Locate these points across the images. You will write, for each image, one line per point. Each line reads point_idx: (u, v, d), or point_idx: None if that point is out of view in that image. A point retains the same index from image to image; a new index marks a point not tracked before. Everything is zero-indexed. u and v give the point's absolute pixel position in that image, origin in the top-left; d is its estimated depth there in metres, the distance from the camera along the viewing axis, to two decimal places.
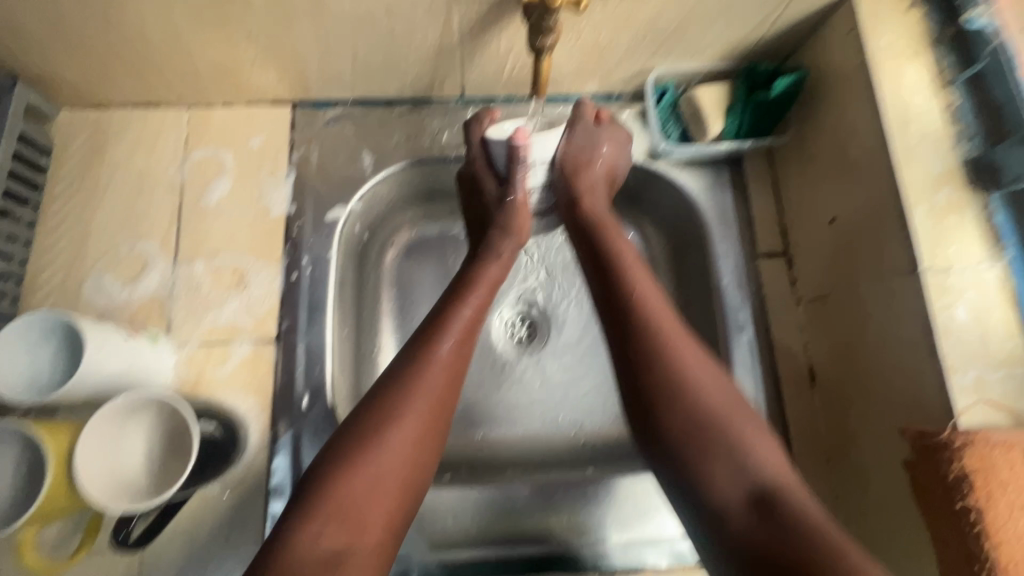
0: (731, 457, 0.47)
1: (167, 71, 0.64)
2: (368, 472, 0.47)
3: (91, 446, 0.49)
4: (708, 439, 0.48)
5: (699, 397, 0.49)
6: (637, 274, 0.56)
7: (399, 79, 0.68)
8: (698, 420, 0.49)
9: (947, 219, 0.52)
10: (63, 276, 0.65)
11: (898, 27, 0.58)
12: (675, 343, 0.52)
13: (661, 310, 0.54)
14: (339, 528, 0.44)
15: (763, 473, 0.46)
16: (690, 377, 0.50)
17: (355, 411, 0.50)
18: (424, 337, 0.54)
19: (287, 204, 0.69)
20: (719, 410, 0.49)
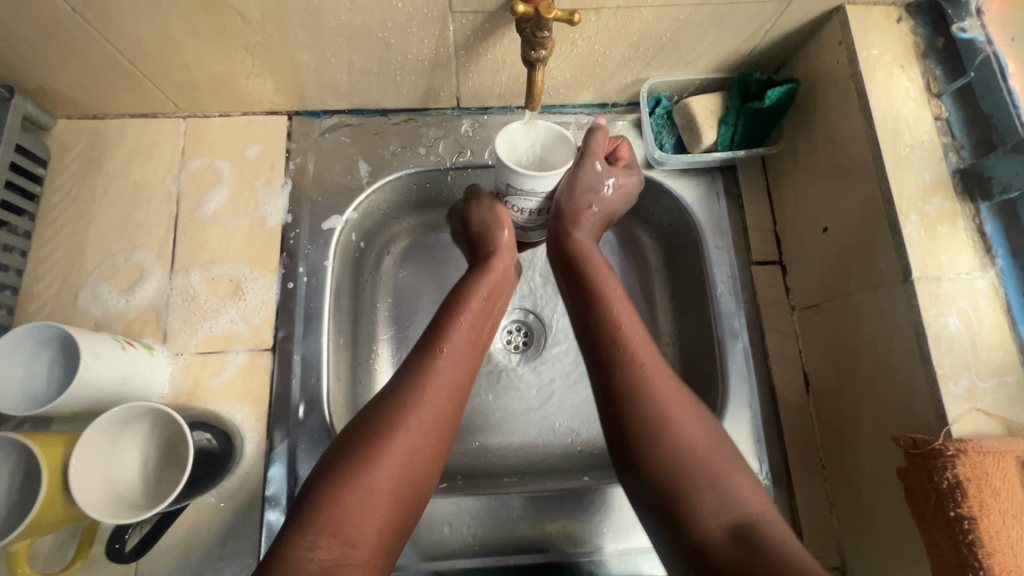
0: (713, 489, 0.48)
1: (164, 82, 0.64)
2: (368, 496, 0.48)
3: (86, 457, 0.48)
4: (690, 474, 0.49)
5: (684, 432, 0.51)
6: (620, 309, 0.59)
7: (395, 89, 0.68)
8: (681, 455, 0.50)
9: (938, 228, 0.53)
10: (59, 286, 0.65)
11: (888, 39, 0.58)
12: (660, 379, 0.54)
13: (647, 345, 0.56)
14: (333, 543, 0.45)
15: (742, 507, 0.48)
16: (675, 413, 0.52)
17: (354, 421, 0.52)
18: (431, 373, 0.55)
19: (283, 214, 0.69)
20: (701, 445, 0.51)
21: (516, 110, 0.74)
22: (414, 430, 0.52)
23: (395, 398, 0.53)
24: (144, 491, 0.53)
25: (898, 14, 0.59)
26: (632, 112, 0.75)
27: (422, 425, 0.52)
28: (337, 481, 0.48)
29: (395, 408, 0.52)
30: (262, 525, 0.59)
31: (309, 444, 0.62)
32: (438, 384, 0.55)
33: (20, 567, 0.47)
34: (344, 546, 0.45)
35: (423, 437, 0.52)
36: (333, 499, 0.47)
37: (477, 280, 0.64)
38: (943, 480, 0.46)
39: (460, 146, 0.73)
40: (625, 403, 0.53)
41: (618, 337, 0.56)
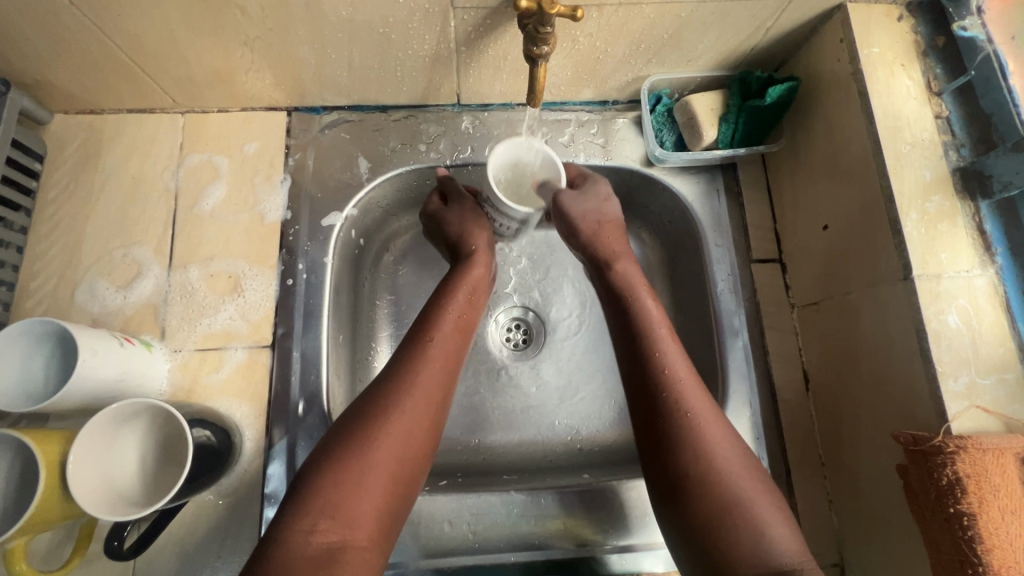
0: (751, 534, 0.47)
1: (162, 76, 0.64)
2: (368, 486, 0.47)
3: (83, 453, 0.48)
4: (732, 519, 0.48)
5: (723, 475, 0.50)
6: (668, 350, 0.58)
7: (396, 85, 0.68)
8: (723, 496, 0.49)
9: (938, 226, 0.53)
10: (56, 282, 0.64)
11: (889, 37, 0.59)
12: (703, 421, 0.53)
13: (693, 387, 0.55)
14: (332, 525, 0.45)
15: (783, 551, 0.46)
16: (714, 454, 0.51)
17: (352, 407, 0.52)
18: (424, 367, 0.56)
19: (282, 210, 0.69)
20: (742, 489, 0.50)
21: (517, 107, 0.74)
22: (411, 430, 0.52)
23: (389, 389, 0.53)
24: (142, 488, 0.53)
25: (899, 12, 0.59)
26: (632, 110, 0.75)
27: (418, 434, 0.52)
28: (339, 466, 0.48)
29: (394, 400, 0.52)
30: (262, 523, 0.59)
31: (309, 441, 0.62)
32: (435, 396, 0.55)
33: (17, 564, 0.46)
34: (343, 530, 0.45)
35: (422, 433, 0.52)
36: (334, 484, 0.47)
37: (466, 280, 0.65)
38: (942, 477, 0.46)
39: (460, 143, 0.73)
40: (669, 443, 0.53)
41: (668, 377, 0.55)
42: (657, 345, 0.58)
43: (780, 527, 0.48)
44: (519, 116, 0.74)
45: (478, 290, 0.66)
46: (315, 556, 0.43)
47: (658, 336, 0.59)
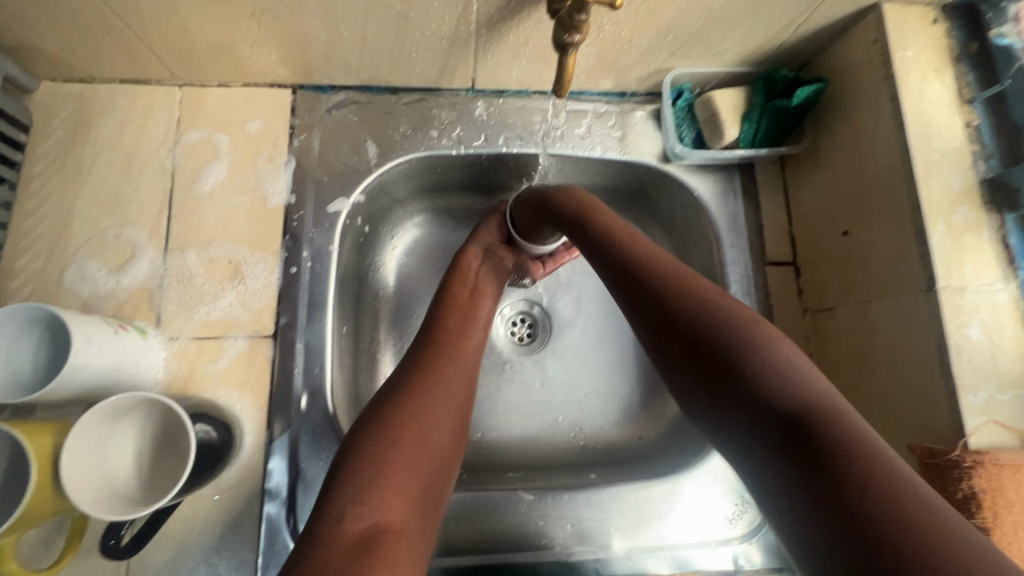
0: (760, 373, 0.40)
1: (160, 46, 0.59)
2: (397, 467, 0.46)
3: (76, 451, 0.46)
4: (732, 362, 0.41)
5: (718, 318, 0.43)
6: (627, 237, 0.53)
7: (409, 66, 0.65)
8: (712, 336, 0.43)
9: (964, 238, 0.52)
10: (43, 263, 0.60)
11: (923, 41, 0.57)
12: (690, 283, 0.47)
13: (646, 248, 0.52)
14: (368, 510, 0.42)
15: (800, 389, 0.38)
16: (719, 306, 0.44)
17: (383, 394, 0.51)
18: (452, 355, 0.57)
19: (285, 194, 0.66)
20: (736, 326, 0.43)
21: (533, 94, 0.71)
22: (432, 405, 0.51)
23: (408, 377, 0.53)
24: (138, 479, 0.50)
25: (934, 15, 0.58)
26: (650, 103, 0.73)
27: (436, 404, 0.51)
28: (366, 452, 0.46)
29: (411, 384, 0.52)
30: (262, 519, 0.57)
31: (311, 435, 0.60)
32: (443, 369, 0.55)
33: (6, 564, 0.44)
34: (378, 513, 0.43)
35: (451, 415, 0.52)
36: (365, 469, 0.45)
37: (484, 276, 0.67)
38: (958, 491, 0.47)
39: (473, 131, 0.70)
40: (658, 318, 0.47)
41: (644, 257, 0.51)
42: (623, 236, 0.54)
43: (801, 371, 0.39)
44: (535, 104, 0.71)
45: (480, 290, 0.66)
46: (353, 542, 0.40)
47: (620, 232, 0.54)
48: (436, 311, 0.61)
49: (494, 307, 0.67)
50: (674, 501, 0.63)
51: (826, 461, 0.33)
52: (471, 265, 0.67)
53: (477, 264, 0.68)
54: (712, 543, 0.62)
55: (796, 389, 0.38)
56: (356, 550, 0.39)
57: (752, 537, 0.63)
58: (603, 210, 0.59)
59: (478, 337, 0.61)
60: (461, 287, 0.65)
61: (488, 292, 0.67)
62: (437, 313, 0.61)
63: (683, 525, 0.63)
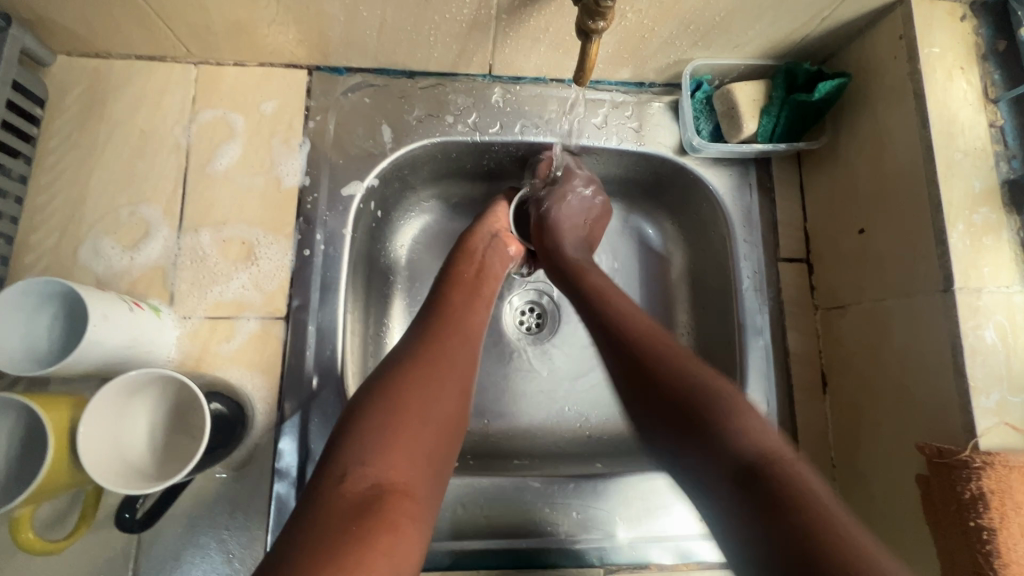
0: (726, 429, 0.45)
1: (177, 23, 0.59)
2: (404, 430, 0.46)
3: (93, 426, 0.46)
4: (702, 411, 0.46)
5: (699, 387, 0.48)
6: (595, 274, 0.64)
7: (426, 50, 0.64)
8: (658, 357, 0.52)
9: (983, 239, 0.52)
10: (58, 238, 0.61)
11: (951, 38, 0.56)
12: (688, 366, 0.50)
13: (603, 282, 0.62)
14: (368, 472, 0.42)
15: (756, 443, 0.43)
16: (709, 389, 0.48)
17: (387, 361, 0.52)
18: (457, 324, 0.57)
19: (300, 176, 0.66)
20: (691, 380, 0.49)
21: (550, 81, 0.70)
22: (438, 372, 0.51)
23: (415, 346, 0.53)
24: (151, 457, 0.51)
25: (963, 12, 0.57)
26: (668, 94, 0.72)
27: (440, 370, 0.51)
28: (372, 415, 0.46)
29: (416, 352, 0.52)
30: (271, 498, 0.58)
31: (322, 416, 0.60)
32: (447, 337, 0.55)
33: (23, 533, 0.45)
34: (379, 475, 0.43)
35: (455, 381, 0.51)
36: (372, 428, 0.45)
37: (484, 253, 0.67)
38: (966, 491, 0.47)
39: (489, 118, 0.70)
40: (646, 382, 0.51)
41: (655, 342, 0.53)
42: (640, 329, 0.55)
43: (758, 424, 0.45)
44: (551, 91, 0.70)
45: (487, 269, 0.66)
46: (352, 504, 0.40)
47: (635, 321, 0.56)
48: (442, 285, 0.62)
49: (499, 288, 0.66)
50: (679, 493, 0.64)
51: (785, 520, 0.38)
52: (478, 245, 0.67)
53: (473, 240, 0.67)
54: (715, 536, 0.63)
55: (760, 445, 0.43)
56: (355, 511, 0.40)
57: None
58: (616, 293, 0.60)
59: (482, 314, 0.61)
60: (467, 264, 0.64)
61: (493, 270, 0.66)
62: (443, 287, 0.61)
63: (688, 517, 0.63)
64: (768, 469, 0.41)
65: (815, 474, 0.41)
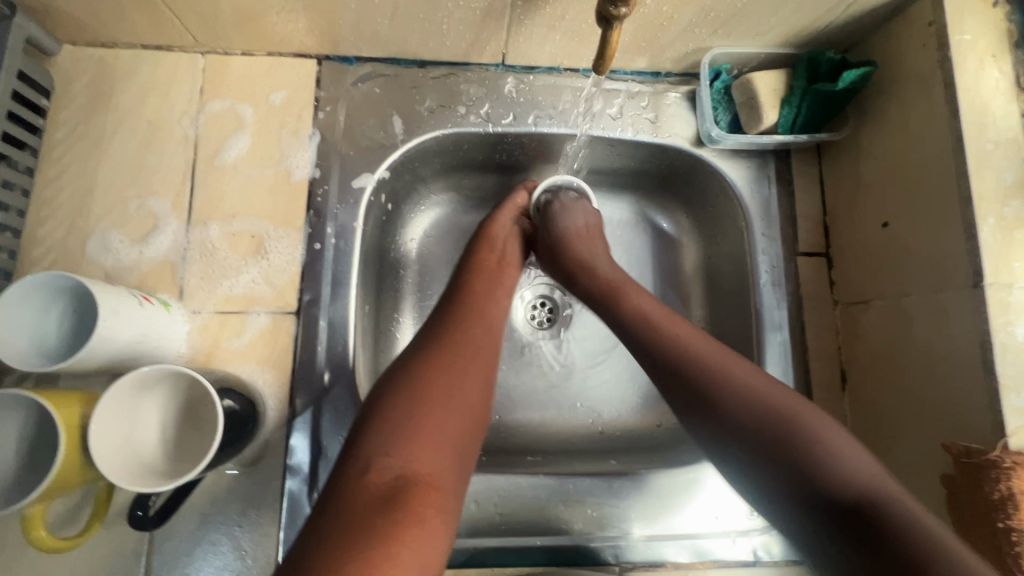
0: (817, 457, 0.42)
1: (185, 11, 0.57)
2: (427, 420, 0.45)
3: (104, 423, 0.45)
4: (790, 442, 0.44)
5: (769, 414, 0.45)
6: (635, 293, 0.58)
7: (438, 38, 0.63)
8: (721, 382, 0.47)
9: (1015, 233, 0.50)
10: (66, 231, 0.60)
11: (982, 24, 0.54)
12: (753, 391, 0.46)
13: (641, 299, 0.57)
14: (391, 463, 0.42)
15: (851, 474, 0.41)
16: (788, 416, 0.45)
17: (408, 350, 0.51)
18: (479, 311, 0.56)
19: (310, 168, 0.64)
20: (765, 406, 0.45)
21: (564, 72, 0.69)
22: (463, 361, 0.50)
23: (434, 335, 0.52)
24: (163, 454, 0.50)
25: None
26: (685, 84, 0.70)
27: (463, 358, 0.50)
28: (393, 404, 0.45)
29: (437, 340, 0.51)
30: (284, 494, 0.57)
31: (334, 412, 0.60)
32: (470, 325, 0.54)
33: (35, 530, 0.44)
34: (402, 465, 0.42)
35: (479, 370, 0.50)
36: (395, 418, 0.44)
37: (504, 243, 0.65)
38: (994, 491, 0.46)
39: (503, 109, 0.68)
40: (714, 414, 0.47)
41: (715, 365, 0.49)
42: (693, 350, 0.50)
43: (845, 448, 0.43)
44: (566, 82, 0.69)
45: (508, 258, 0.64)
46: (374, 496, 0.39)
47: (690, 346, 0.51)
48: (462, 276, 0.61)
49: (518, 277, 0.65)
50: (695, 490, 0.63)
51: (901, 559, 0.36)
52: (499, 233, 0.66)
53: (492, 229, 0.66)
54: (732, 534, 0.62)
55: (854, 475, 0.41)
56: (378, 503, 0.39)
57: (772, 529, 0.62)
58: (659, 314, 0.55)
59: (504, 302, 0.60)
60: (488, 253, 0.63)
61: (512, 259, 0.65)
62: (463, 278, 0.60)
63: (704, 514, 0.62)
64: (870, 506, 0.39)
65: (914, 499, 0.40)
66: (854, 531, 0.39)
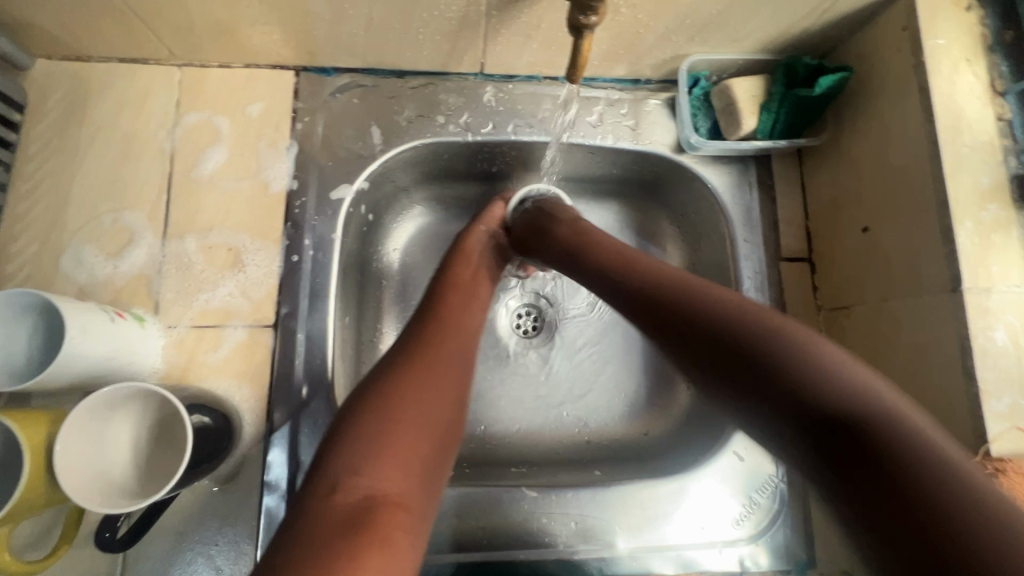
0: (794, 370, 0.37)
1: (158, 24, 0.57)
2: (397, 438, 0.44)
3: (71, 447, 0.44)
4: (763, 356, 0.39)
5: (745, 327, 0.41)
6: (621, 248, 0.55)
7: (415, 48, 0.62)
8: (693, 310, 0.45)
9: (992, 236, 0.50)
10: (39, 246, 0.59)
11: (956, 29, 0.54)
12: (726, 312, 0.43)
13: (622, 248, 0.55)
14: (359, 483, 0.41)
15: (834, 383, 0.36)
16: (765, 328, 0.41)
17: (380, 365, 0.50)
18: (451, 323, 0.56)
19: (288, 180, 0.64)
20: (734, 324, 0.42)
21: (544, 80, 0.69)
22: (434, 377, 0.49)
23: (408, 349, 0.51)
24: (133, 475, 0.49)
25: (969, 2, 0.55)
26: (665, 91, 0.70)
27: (437, 375, 0.49)
28: (364, 421, 0.44)
29: (410, 354, 0.51)
30: (261, 511, 0.56)
31: (312, 426, 0.59)
32: (443, 340, 0.53)
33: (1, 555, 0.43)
34: (372, 486, 0.41)
35: (451, 388, 0.50)
36: (363, 436, 0.43)
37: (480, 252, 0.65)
38: None
39: (482, 117, 0.68)
40: (693, 341, 0.44)
41: (681, 291, 0.47)
42: (666, 285, 0.48)
43: (836, 357, 0.37)
44: (545, 90, 0.69)
45: (483, 272, 0.64)
46: (343, 516, 0.38)
47: (719, 300, 0.44)
48: (437, 289, 0.60)
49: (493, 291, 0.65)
50: (680, 500, 0.62)
51: (877, 462, 0.31)
52: (474, 245, 0.65)
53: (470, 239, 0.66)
54: (718, 544, 0.61)
55: (842, 385, 0.36)
56: (346, 523, 0.38)
57: (759, 539, 0.62)
58: (641, 259, 0.52)
59: (478, 317, 0.59)
60: (464, 266, 0.63)
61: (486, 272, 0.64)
62: (438, 291, 0.59)
63: (690, 525, 0.61)
64: (853, 417, 0.34)
65: (915, 411, 0.34)
66: (833, 447, 0.33)
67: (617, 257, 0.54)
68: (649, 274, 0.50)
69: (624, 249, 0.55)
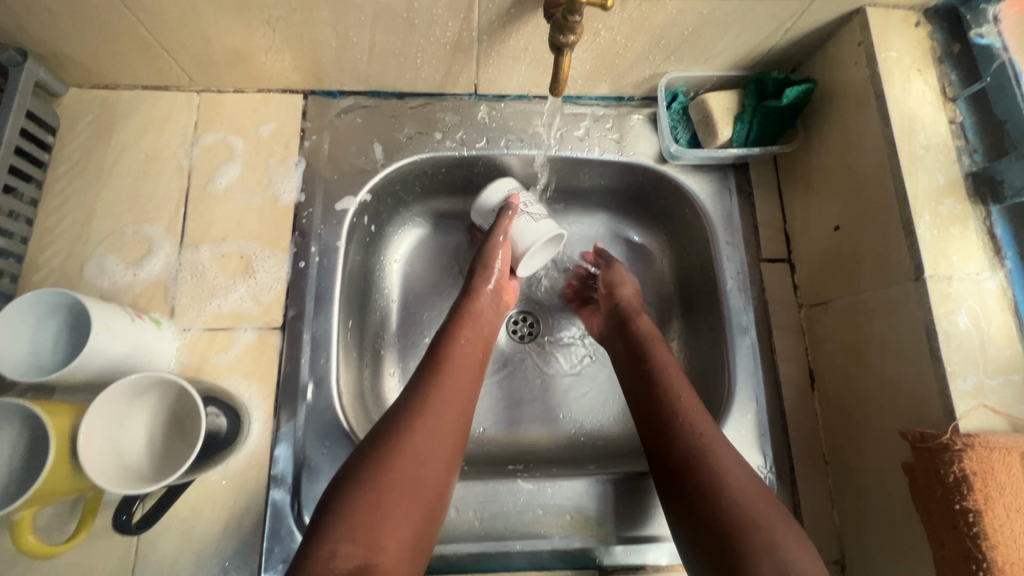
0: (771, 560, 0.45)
1: (180, 53, 0.63)
2: (389, 515, 0.47)
3: (95, 425, 0.48)
4: (745, 538, 0.47)
5: (739, 495, 0.49)
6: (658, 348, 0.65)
7: (414, 71, 0.68)
8: (691, 446, 0.53)
9: (950, 228, 0.54)
10: (65, 256, 0.64)
11: (907, 42, 0.59)
12: (720, 456, 0.52)
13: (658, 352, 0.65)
14: (354, 550, 0.45)
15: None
16: (747, 500, 0.49)
17: (376, 429, 0.53)
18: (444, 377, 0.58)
19: (296, 193, 0.69)
20: (721, 470, 0.51)
21: (533, 99, 0.74)
22: (426, 440, 0.52)
23: (403, 409, 0.54)
24: (143, 464, 0.52)
25: (916, 18, 0.60)
26: (647, 107, 0.75)
27: (432, 442, 0.52)
28: (356, 491, 0.48)
29: (405, 413, 0.53)
30: (268, 504, 0.59)
31: (317, 422, 0.62)
32: (436, 395, 0.55)
33: (24, 537, 0.46)
34: (366, 553, 0.45)
35: (444, 449, 0.53)
36: (353, 505, 0.47)
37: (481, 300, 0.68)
38: (949, 474, 0.47)
39: (476, 133, 0.73)
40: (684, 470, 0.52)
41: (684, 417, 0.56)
42: (672, 409, 0.57)
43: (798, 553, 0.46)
44: (534, 107, 0.74)
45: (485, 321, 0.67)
46: None
47: (710, 438, 0.54)
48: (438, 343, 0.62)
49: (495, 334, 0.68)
50: None
51: None
52: (481, 306, 0.67)
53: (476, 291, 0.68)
54: None
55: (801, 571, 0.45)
56: None
57: None
58: (673, 373, 0.62)
59: (474, 374, 0.61)
60: (468, 322, 0.65)
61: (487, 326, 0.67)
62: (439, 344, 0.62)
63: None
64: None
65: None
66: None
67: (647, 363, 0.63)
68: (667, 390, 0.59)
69: (655, 344, 0.66)
